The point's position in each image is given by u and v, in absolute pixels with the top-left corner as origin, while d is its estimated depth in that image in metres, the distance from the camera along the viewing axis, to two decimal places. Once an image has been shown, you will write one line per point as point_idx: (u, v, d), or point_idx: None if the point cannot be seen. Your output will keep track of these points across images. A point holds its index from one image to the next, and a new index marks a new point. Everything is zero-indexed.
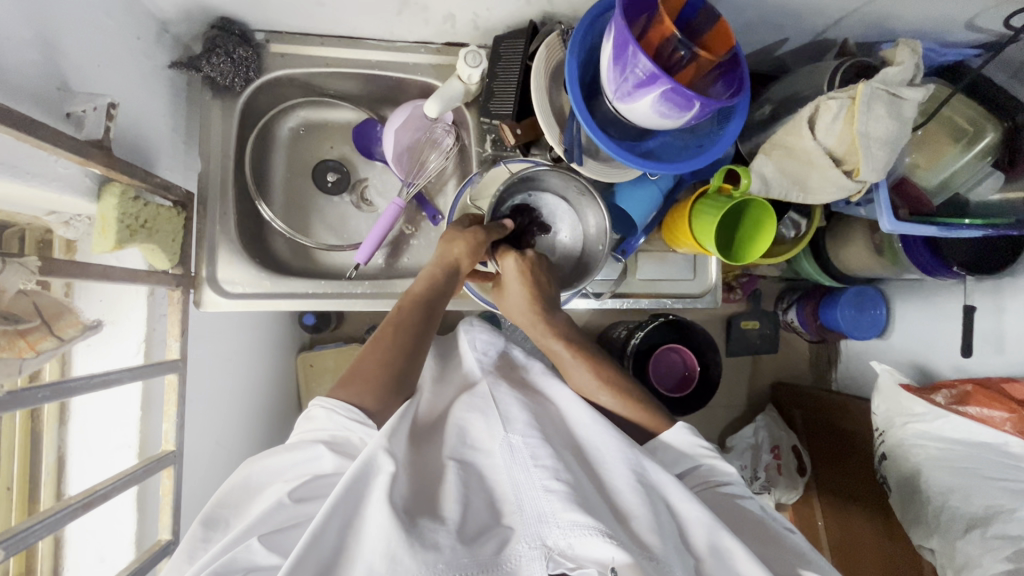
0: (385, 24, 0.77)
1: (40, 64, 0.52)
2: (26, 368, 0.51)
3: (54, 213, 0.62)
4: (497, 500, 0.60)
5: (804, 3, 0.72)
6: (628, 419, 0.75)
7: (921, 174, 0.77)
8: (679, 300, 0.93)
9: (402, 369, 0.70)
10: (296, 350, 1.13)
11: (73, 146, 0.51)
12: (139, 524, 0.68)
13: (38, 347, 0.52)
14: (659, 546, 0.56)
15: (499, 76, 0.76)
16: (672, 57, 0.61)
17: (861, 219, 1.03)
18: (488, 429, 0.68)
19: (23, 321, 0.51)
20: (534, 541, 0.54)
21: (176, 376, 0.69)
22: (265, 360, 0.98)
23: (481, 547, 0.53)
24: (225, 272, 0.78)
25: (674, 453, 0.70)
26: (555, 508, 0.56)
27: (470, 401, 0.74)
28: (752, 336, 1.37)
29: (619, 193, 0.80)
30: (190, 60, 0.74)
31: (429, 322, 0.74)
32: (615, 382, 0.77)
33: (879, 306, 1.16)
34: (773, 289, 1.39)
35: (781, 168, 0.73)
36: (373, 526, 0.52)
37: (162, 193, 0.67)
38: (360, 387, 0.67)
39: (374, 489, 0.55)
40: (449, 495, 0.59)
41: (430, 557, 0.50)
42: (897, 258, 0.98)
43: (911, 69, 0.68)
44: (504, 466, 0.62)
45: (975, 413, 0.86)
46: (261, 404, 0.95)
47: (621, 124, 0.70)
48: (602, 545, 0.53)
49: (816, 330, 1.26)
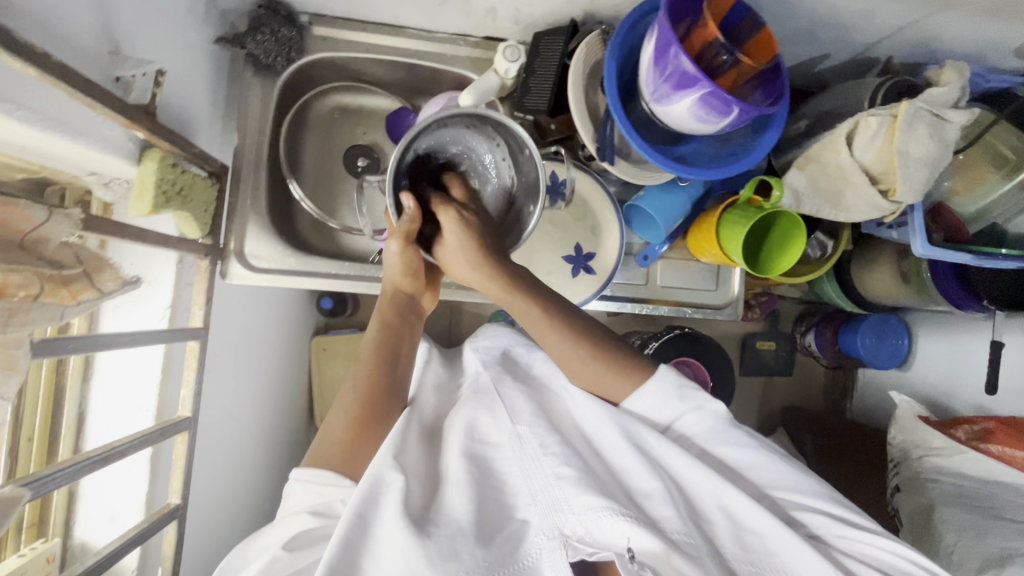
0: (427, 14, 0.78)
1: (95, 25, 0.53)
2: (66, 318, 0.43)
3: (95, 173, 0.64)
4: (512, 494, 0.61)
5: (850, 19, 0.71)
6: (620, 378, 0.68)
7: (959, 200, 0.76)
8: (700, 310, 0.91)
9: (383, 410, 0.67)
10: (310, 333, 1.14)
11: (122, 108, 0.53)
12: (152, 487, 0.69)
13: (76, 298, 0.44)
14: (678, 528, 0.57)
15: (536, 73, 0.77)
16: (714, 62, 0.60)
17: (887, 245, 1.01)
18: (496, 421, 0.67)
19: (67, 267, 0.43)
20: (551, 531, 0.56)
21: (197, 343, 0.70)
22: (278, 338, 0.99)
23: (499, 546, 0.55)
24: (252, 247, 0.78)
25: (668, 404, 0.67)
26: (567, 495, 0.57)
27: (474, 399, 0.72)
28: (767, 357, 1.34)
29: (648, 197, 0.79)
30: (236, 36, 0.75)
31: (395, 353, 0.71)
32: (597, 342, 0.69)
33: (903, 336, 1.12)
34: (793, 312, 1.38)
35: (814, 183, 0.73)
36: (390, 545, 0.53)
37: (200, 164, 0.68)
38: (347, 452, 0.63)
39: (384, 508, 0.56)
40: (457, 490, 0.60)
41: (451, 567, 0.52)
42: (925, 287, 0.96)
43: (956, 91, 0.67)
44: (514, 458, 0.63)
45: (997, 451, 0.85)
46: (270, 380, 0.96)
47: (655, 126, 0.70)
48: (619, 524, 0.55)
49: (834, 356, 1.23)
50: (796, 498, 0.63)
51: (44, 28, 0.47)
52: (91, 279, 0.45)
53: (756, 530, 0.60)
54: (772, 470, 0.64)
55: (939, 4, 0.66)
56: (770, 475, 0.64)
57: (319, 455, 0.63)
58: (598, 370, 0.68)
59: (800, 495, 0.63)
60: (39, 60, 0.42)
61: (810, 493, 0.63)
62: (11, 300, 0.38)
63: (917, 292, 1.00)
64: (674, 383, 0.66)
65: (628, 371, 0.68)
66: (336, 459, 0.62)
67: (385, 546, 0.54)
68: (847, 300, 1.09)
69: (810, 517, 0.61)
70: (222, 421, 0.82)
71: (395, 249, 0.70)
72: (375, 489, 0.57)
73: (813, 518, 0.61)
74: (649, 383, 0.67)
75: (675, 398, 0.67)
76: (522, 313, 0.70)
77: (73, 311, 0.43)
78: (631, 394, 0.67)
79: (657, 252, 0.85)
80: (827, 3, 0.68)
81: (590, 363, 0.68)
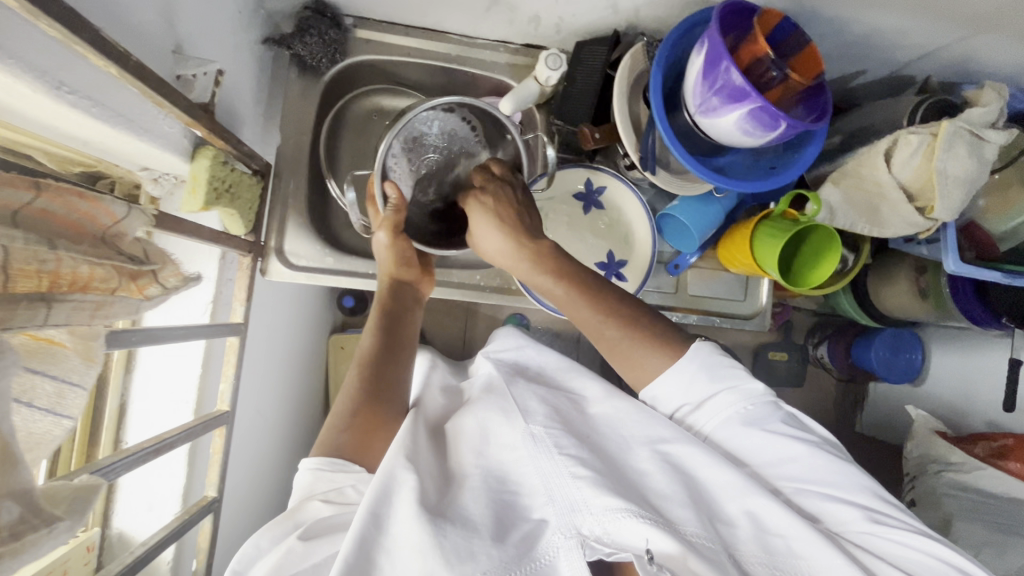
0: (470, 20, 0.79)
1: (161, 25, 0.54)
2: (139, 311, 0.43)
3: (148, 169, 0.65)
4: (526, 495, 0.58)
5: (891, 38, 0.72)
6: (648, 352, 0.66)
7: (990, 219, 0.76)
8: (728, 320, 0.91)
9: (386, 393, 0.69)
10: (329, 330, 1.14)
11: (186, 106, 0.54)
12: (188, 479, 0.70)
13: (143, 293, 0.44)
14: (699, 531, 0.54)
15: (578, 82, 0.78)
16: (762, 77, 0.62)
17: (907, 258, 1.00)
18: (509, 424, 0.64)
19: (137, 261, 0.43)
20: (569, 530, 0.53)
21: (237, 339, 0.71)
22: (302, 335, 0.99)
23: (514, 545, 0.52)
24: (292, 245, 0.80)
25: (696, 387, 0.64)
26: (585, 495, 0.55)
27: (488, 401, 0.69)
28: (779, 368, 1.28)
29: (681, 206, 0.80)
30: (282, 37, 0.76)
31: (396, 340, 0.73)
32: (625, 313, 0.66)
33: (917, 351, 1.11)
34: (806, 323, 1.33)
35: (850, 199, 0.73)
36: (405, 542, 0.52)
37: (248, 162, 0.69)
38: (355, 438, 0.65)
39: (398, 506, 0.55)
40: (474, 495, 0.58)
41: (467, 567, 0.49)
42: (943, 303, 0.96)
43: (995, 112, 0.67)
44: (529, 459, 0.60)
45: (1014, 468, 0.87)
46: (293, 376, 0.97)
47: (695, 137, 0.71)
48: (638, 526, 0.52)
49: (846, 368, 1.21)
50: (823, 497, 0.59)
51: (115, 25, 0.48)
52: (154, 270, 0.44)
53: (781, 532, 0.56)
54: (803, 461, 0.60)
55: (981, 26, 0.67)
56: (796, 469, 0.60)
57: (329, 444, 0.64)
58: (627, 346, 0.66)
59: (826, 491, 0.59)
60: (119, 58, 0.42)
61: (840, 486, 0.59)
62: (98, 294, 0.37)
63: (933, 306, 0.99)
64: (705, 358, 0.64)
65: (659, 350, 0.66)
66: (345, 447, 0.64)
67: (399, 543, 0.53)
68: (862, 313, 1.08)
69: (838, 513, 0.58)
70: (252, 416, 0.82)
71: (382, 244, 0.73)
72: (387, 487, 0.56)
73: (845, 513, 0.57)
74: (682, 363, 0.64)
75: (706, 377, 0.64)
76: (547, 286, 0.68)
77: (143, 305, 0.44)
78: (665, 373, 0.65)
79: (688, 261, 0.86)
80: (870, 21, 0.69)
81: (618, 338, 0.66)
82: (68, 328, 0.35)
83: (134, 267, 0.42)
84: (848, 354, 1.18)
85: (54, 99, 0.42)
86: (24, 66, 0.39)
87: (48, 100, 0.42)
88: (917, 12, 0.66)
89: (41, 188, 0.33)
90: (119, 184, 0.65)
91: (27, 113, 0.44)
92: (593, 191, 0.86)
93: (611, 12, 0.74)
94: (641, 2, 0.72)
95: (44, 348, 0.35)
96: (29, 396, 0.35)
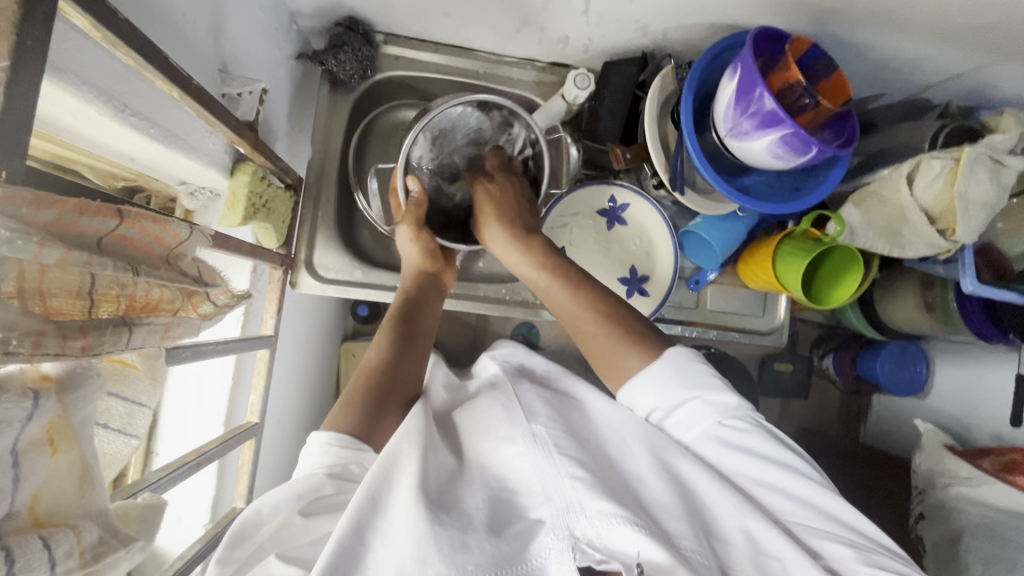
0: (499, 39, 0.80)
1: (208, 46, 0.55)
2: (188, 329, 0.41)
3: (185, 182, 0.61)
4: (524, 493, 0.55)
5: (912, 64, 0.74)
6: (621, 351, 0.63)
7: (1004, 241, 0.77)
8: (745, 335, 0.92)
9: (402, 378, 0.66)
10: (341, 340, 1.11)
11: (234, 125, 0.54)
12: (217, 490, 0.70)
13: (197, 310, 0.42)
14: (694, 546, 0.49)
15: (606, 100, 0.80)
16: (794, 104, 0.63)
17: (910, 276, 0.97)
18: (511, 419, 0.60)
19: (193, 278, 0.41)
20: (561, 532, 0.50)
21: (268, 351, 0.72)
22: (320, 344, 0.98)
23: (509, 542, 0.50)
24: (321, 258, 0.81)
25: (670, 391, 0.59)
26: (581, 497, 0.51)
27: (492, 396, 0.66)
28: (785, 380, 1.27)
29: (706, 223, 0.81)
30: (316, 53, 0.77)
31: (415, 330, 0.71)
32: (605, 310, 0.66)
33: (922, 364, 1.09)
34: (811, 334, 1.31)
35: (869, 220, 0.77)
36: (401, 528, 0.48)
37: (284, 177, 0.70)
38: (367, 415, 0.61)
39: (398, 494, 0.51)
40: (473, 488, 0.55)
41: (460, 559, 0.47)
42: (949, 317, 0.93)
43: (1015, 138, 0.69)
44: (527, 457, 0.56)
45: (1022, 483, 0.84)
46: (311, 385, 0.96)
47: (723, 158, 0.73)
48: (629, 534, 0.48)
49: (852, 380, 1.20)
50: (819, 525, 0.52)
51: (169, 48, 0.49)
52: (208, 289, 0.42)
53: (776, 554, 0.50)
54: (791, 486, 0.54)
55: (1003, 54, 0.69)
56: (786, 494, 0.53)
57: (340, 420, 0.60)
58: (603, 340, 0.64)
59: (817, 517, 0.52)
60: (181, 82, 0.43)
61: (830, 515, 0.53)
62: (166, 316, 0.37)
63: (940, 322, 0.96)
64: (690, 361, 0.60)
65: (635, 348, 0.63)
66: (358, 423, 0.60)
67: (398, 528, 0.48)
68: (869, 328, 1.07)
69: (832, 549, 0.51)
70: (277, 427, 0.82)
71: (406, 237, 0.76)
72: (387, 471, 0.52)
73: (836, 551, 0.50)
74: (655, 366, 0.61)
75: (676, 384, 0.59)
76: (531, 280, 0.72)
77: (195, 322, 0.42)
78: (639, 373, 0.61)
79: (708, 278, 0.86)
80: (895, 48, 0.71)
81: (594, 333, 0.65)
82: (141, 349, 0.36)
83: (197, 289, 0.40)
84: (854, 366, 1.18)
85: (119, 122, 0.44)
86: (95, 91, 0.40)
87: (114, 123, 0.43)
88: (941, 40, 0.68)
89: (125, 216, 0.33)
90: (155, 199, 0.61)
91: (88, 134, 0.45)
92: (616, 208, 0.87)
93: (641, 34, 0.76)
94: (670, 26, 0.73)
95: (119, 369, 0.36)
96: (105, 418, 0.37)
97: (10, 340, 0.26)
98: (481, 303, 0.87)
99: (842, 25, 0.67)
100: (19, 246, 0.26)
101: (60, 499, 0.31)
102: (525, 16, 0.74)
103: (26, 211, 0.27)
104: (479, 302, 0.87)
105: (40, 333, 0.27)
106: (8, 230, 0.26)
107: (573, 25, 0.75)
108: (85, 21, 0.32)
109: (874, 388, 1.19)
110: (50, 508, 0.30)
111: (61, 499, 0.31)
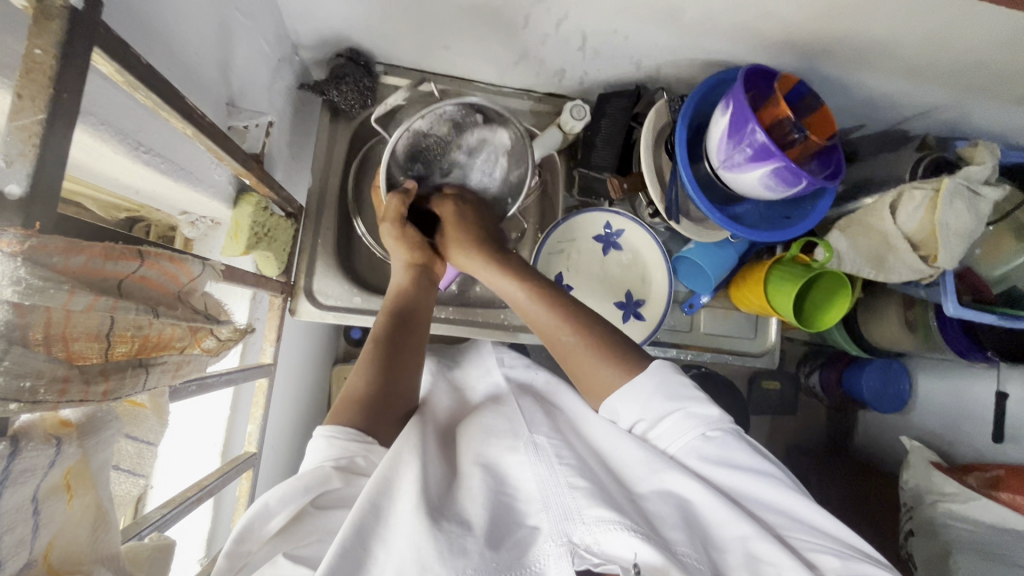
0: (498, 71, 0.82)
1: (214, 83, 0.56)
2: (195, 367, 0.39)
3: (186, 213, 0.60)
4: (523, 500, 0.52)
5: (893, 99, 0.77)
6: (600, 364, 0.62)
7: (983, 265, 0.79)
8: (738, 358, 0.94)
9: (399, 380, 0.64)
10: (331, 362, 1.05)
11: (242, 158, 0.54)
12: (214, 521, 0.67)
13: (201, 345, 0.39)
14: (692, 554, 0.47)
15: (601, 130, 0.83)
16: (785, 138, 0.66)
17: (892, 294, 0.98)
18: (513, 433, 0.59)
19: (211, 315, 0.39)
20: (559, 538, 0.47)
21: (267, 380, 0.70)
22: (315, 369, 0.96)
23: (507, 551, 0.46)
24: (321, 284, 0.82)
25: (653, 404, 0.58)
26: (579, 504, 0.49)
27: (498, 409, 0.65)
28: (772, 396, 1.29)
29: (699, 249, 0.83)
30: (317, 84, 0.78)
31: (406, 330, 0.68)
32: (585, 325, 0.65)
33: (905, 381, 1.12)
34: (798, 351, 1.33)
35: (855, 245, 0.79)
36: (403, 536, 0.46)
37: (286, 206, 0.71)
38: (374, 412, 0.59)
39: (399, 499, 0.49)
40: (472, 494, 0.52)
41: (458, 564, 0.43)
42: (932, 337, 0.93)
43: (991, 169, 0.71)
44: (529, 466, 0.54)
45: (1007, 499, 0.84)
46: (307, 410, 0.94)
47: (714, 187, 0.75)
48: (625, 539, 0.46)
49: (838, 398, 1.21)
50: (812, 538, 0.49)
51: (179, 84, 0.49)
52: (215, 324, 0.39)
53: (772, 560, 0.47)
54: (776, 498, 0.52)
55: (978, 90, 0.73)
56: (776, 505, 0.52)
57: (343, 413, 0.58)
58: (580, 352, 0.64)
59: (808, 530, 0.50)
60: (196, 120, 0.43)
61: (816, 527, 0.50)
62: (175, 354, 0.36)
63: (921, 341, 0.96)
64: (666, 375, 0.59)
65: (613, 359, 0.62)
66: (364, 421, 0.58)
67: (399, 536, 0.46)
68: (854, 347, 1.07)
69: (824, 561, 0.48)
70: (275, 456, 0.81)
71: (390, 233, 0.74)
72: (388, 480, 0.51)
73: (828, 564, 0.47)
74: (638, 380, 0.60)
75: (661, 397, 0.58)
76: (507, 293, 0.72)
77: (201, 357, 0.40)
78: (618, 388, 0.61)
79: (702, 302, 0.89)
80: (876, 86, 0.74)
81: (572, 346, 0.64)
82: (151, 390, 0.36)
83: (205, 326, 0.38)
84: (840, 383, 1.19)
85: (132, 159, 0.45)
86: (110, 130, 0.41)
87: (127, 160, 0.44)
88: (918, 78, 0.72)
89: (145, 257, 0.33)
90: (155, 228, 0.60)
91: (98, 170, 0.45)
92: (612, 234, 0.89)
93: (635, 68, 0.78)
94: (664, 61, 0.76)
95: (130, 410, 0.37)
96: (116, 459, 0.37)
97: (38, 389, 0.26)
98: (480, 328, 0.87)
99: (825, 63, 0.71)
100: (50, 293, 0.26)
101: (73, 545, 0.31)
102: (522, 50, 0.76)
103: (58, 259, 0.28)
104: (480, 327, 0.87)
105: (65, 379, 0.28)
106: (41, 278, 0.26)
107: (570, 59, 0.77)
108: (109, 67, 0.33)
109: (860, 406, 1.21)
110: (63, 555, 0.30)
111: (74, 544, 0.31)
